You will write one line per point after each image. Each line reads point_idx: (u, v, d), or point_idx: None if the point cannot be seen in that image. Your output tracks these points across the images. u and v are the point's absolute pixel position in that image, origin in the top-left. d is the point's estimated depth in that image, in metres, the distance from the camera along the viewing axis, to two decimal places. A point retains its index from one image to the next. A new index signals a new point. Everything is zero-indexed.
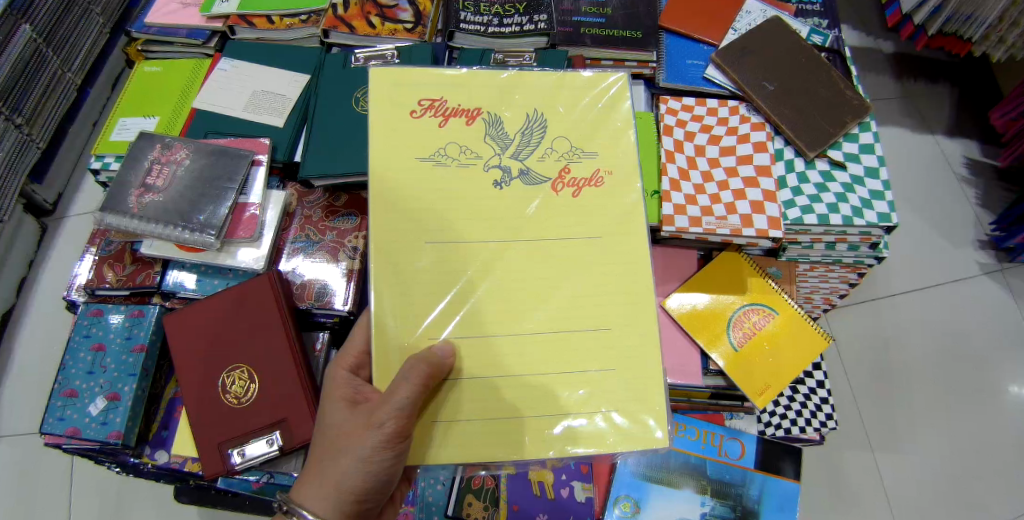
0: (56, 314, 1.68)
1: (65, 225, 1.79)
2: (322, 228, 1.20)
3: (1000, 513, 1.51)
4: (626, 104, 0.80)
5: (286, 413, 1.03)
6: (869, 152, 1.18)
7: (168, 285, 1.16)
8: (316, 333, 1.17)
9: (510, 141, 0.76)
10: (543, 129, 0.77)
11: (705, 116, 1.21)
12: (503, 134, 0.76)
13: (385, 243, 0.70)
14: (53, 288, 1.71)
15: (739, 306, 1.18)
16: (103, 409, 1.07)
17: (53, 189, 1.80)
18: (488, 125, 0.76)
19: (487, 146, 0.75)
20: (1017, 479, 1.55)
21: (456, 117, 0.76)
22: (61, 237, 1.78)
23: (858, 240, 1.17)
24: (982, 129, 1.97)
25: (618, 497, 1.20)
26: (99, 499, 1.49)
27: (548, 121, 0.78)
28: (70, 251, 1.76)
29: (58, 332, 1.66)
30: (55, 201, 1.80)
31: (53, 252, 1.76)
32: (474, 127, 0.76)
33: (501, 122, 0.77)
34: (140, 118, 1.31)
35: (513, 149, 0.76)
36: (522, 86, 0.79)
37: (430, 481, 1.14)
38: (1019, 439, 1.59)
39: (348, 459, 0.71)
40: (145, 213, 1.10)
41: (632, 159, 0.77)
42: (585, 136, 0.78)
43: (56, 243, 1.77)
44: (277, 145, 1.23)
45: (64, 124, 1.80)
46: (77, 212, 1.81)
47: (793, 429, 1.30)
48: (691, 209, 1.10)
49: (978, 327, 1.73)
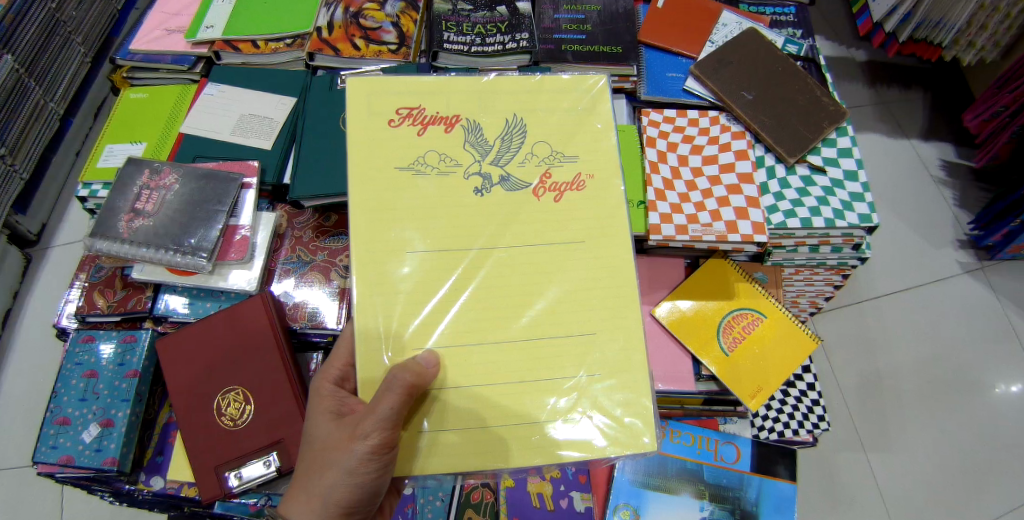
0: (46, 343, 1.66)
1: (50, 256, 1.78)
2: (313, 247, 1.20)
3: (989, 509, 1.54)
4: (606, 105, 0.82)
5: (282, 433, 1.03)
6: (847, 156, 1.22)
7: (160, 309, 1.15)
8: (309, 353, 1.17)
9: (490, 147, 0.78)
10: (524, 135, 0.79)
11: (686, 127, 1.24)
12: (482, 141, 0.78)
13: (367, 249, 0.72)
14: (40, 319, 1.69)
15: (727, 312, 1.19)
16: (97, 435, 1.06)
17: (37, 219, 1.78)
18: (467, 132, 0.78)
19: (467, 152, 0.77)
20: (1006, 475, 1.57)
21: (435, 125, 0.78)
22: (46, 268, 1.76)
23: (841, 242, 1.20)
24: (955, 131, 2.03)
25: (618, 505, 1.19)
26: None
27: (529, 126, 0.80)
28: (57, 281, 1.75)
29: (48, 363, 1.64)
30: (39, 232, 1.79)
31: (38, 283, 1.74)
32: (454, 134, 0.78)
33: (481, 129, 0.79)
34: (126, 145, 1.32)
35: (494, 154, 0.78)
36: (501, 91, 0.81)
37: (430, 496, 1.13)
38: (1005, 435, 1.62)
39: (330, 473, 0.72)
40: (135, 238, 1.11)
41: (613, 160, 0.79)
42: (565, 139, 0.80)
43: (41, 274, 1.75)
44: (265, 167, 1.24)
45: (47, 154, 1.79)
46: (61, 241, 1.80)
47: (786, 432, 1.31)
48: (676, 218, 1.12)
49: (959, 325, 1.77)
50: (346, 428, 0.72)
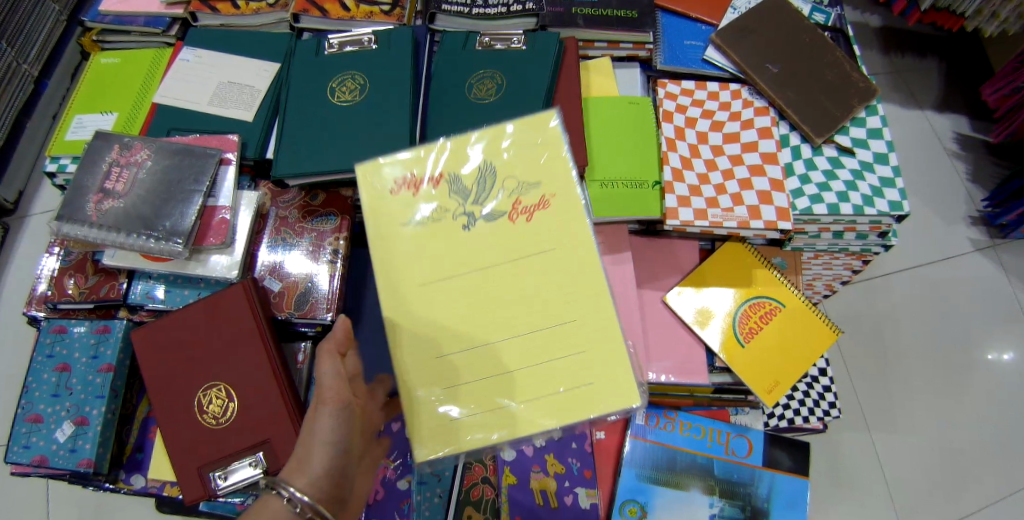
0: (19, 322, 1.57)
1: (26, 225, 1.67)
2: (299, 229, 1.10)
3: (992, 491, 1.51)
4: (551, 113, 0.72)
5: (269, 432, 0.97)
6: (877, 137, 1.13)
7: (135, 297, 1.06)
8: (297, 342, 1.09)
9: (469, 190, 0.69)
10: (494, 170, 0.70)
11: (705, 101, 1.14)
12: (461, 184, 0.70)
13: None
14: (13, 295, 1.60)
15: (745, 300, 1.12)
16: (71, 435, 1.00)
17: (13, 187, 1.67)
18: (449, 183, 0.70)
19: (450, 198, 0.69)
20: (1010, 455, 1.54)
21: (423, 185, 0.70)
22: (23, 238, 1.66)
23: (867, 229, 1.12)
24: (971, 103, 1.93)
25: (624, 503, 1.11)
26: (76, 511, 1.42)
27: (494, 161, 0.70)
28: (34, 252, 1.64)
29: (24, 341, 1.56)
30: (16, 200, 1.68)
31: (15, 255, 1.64)
32: (438, 190, 0.70)
33: (458, 175, 0.70)
34: (97, 115, 1.20)
35: (472, 195, 0.69)
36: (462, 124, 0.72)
37: (426, 493, 1.04)
38: (1010, 416, 1.58)
39: (320, 455, 0.68)
40: (105, 222, 1.01)
41: None
42: (550, 132, 0.71)
43: (20, 244, 1.65)
44: (247, 140, 1.13)
45: (22, 117, 1.67)
46: (40, 210, 1.69)
47: (796, 418, 1.26)
48: (695, 201, 1.03)
49: (970, 303, 1.70)
50: (336, 407, 0.71)
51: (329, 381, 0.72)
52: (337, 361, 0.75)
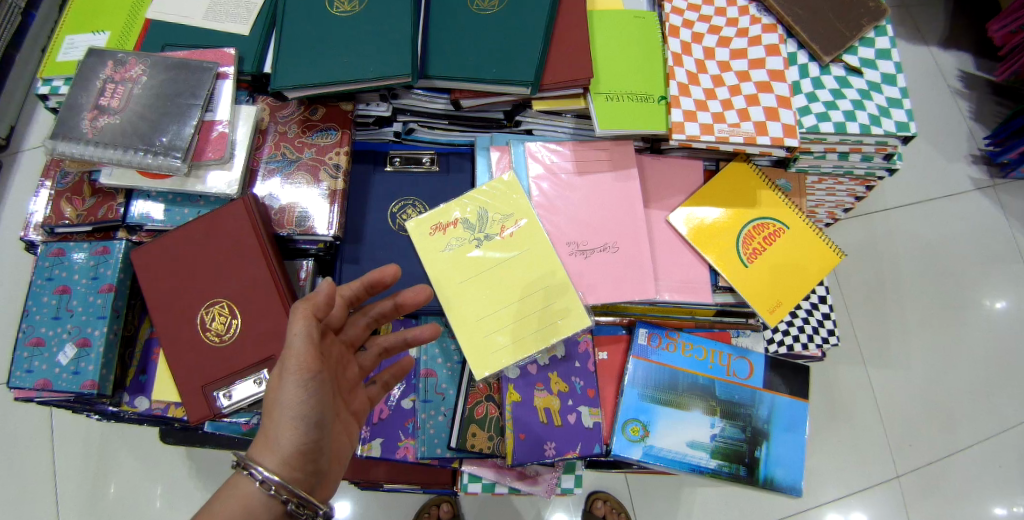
0: (17, 256, 1.58)
1: (20, 160, 1.66)
2: (300, 145, 1.09)
3: (983, 422, 1.54)
4: None
5: (273, 348, 0.97)
6: (886, 58, 1.11)
7: (134, 217, 1.05)
8: (299, 260, 1.08)
9: None
10: None
11: (713, 16, 1.12)
12: None
13: None
14: (9, 229, 1.60)
15: (750, 219, 1.11)
16: (73, 357, 0.99)
17: (5, 121, 1.65)
18: None
19: None
20: (1001, 387, 1.57)
21: None
22: (17, 173, 1.65)
23: (873, 151, 1.11)
24: (977, 42, 1.91)
25: (626, 422, 1.11)
26: (82, 440, 1.47)
27: None
28: (29, 188, 1.64)
29: (21, 274, 1.56)
30: (7, 135, 1.66)
31: (10, 190, 1.63)
32: None
33: None
34: (88, 34, 1.16)
35: None
36: None
37: (431, 412, 1.07)
38: (1003, 350, 1.60)
39: (287, 433, 0.71)
40: (100, 138, 0.99)
41: None
42: None
43: (12, 181, 1.64)
44: (243, 56, 1.11)
45: (10, 50, 1.64)
46: (32, 144, 1.67)
47: (796, 345, 1.28)
48: (702, 116, 1.02)
49: (969, 241, 1.71)
50: (301, 377, 0.71)
51: (296, 351, 0.72)
52: (310, 325, 0.73)
